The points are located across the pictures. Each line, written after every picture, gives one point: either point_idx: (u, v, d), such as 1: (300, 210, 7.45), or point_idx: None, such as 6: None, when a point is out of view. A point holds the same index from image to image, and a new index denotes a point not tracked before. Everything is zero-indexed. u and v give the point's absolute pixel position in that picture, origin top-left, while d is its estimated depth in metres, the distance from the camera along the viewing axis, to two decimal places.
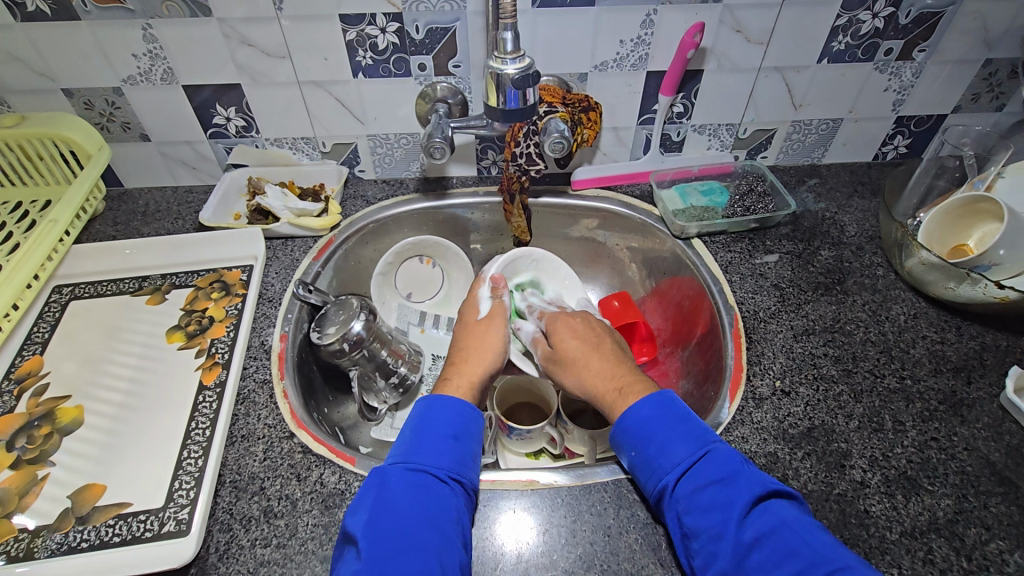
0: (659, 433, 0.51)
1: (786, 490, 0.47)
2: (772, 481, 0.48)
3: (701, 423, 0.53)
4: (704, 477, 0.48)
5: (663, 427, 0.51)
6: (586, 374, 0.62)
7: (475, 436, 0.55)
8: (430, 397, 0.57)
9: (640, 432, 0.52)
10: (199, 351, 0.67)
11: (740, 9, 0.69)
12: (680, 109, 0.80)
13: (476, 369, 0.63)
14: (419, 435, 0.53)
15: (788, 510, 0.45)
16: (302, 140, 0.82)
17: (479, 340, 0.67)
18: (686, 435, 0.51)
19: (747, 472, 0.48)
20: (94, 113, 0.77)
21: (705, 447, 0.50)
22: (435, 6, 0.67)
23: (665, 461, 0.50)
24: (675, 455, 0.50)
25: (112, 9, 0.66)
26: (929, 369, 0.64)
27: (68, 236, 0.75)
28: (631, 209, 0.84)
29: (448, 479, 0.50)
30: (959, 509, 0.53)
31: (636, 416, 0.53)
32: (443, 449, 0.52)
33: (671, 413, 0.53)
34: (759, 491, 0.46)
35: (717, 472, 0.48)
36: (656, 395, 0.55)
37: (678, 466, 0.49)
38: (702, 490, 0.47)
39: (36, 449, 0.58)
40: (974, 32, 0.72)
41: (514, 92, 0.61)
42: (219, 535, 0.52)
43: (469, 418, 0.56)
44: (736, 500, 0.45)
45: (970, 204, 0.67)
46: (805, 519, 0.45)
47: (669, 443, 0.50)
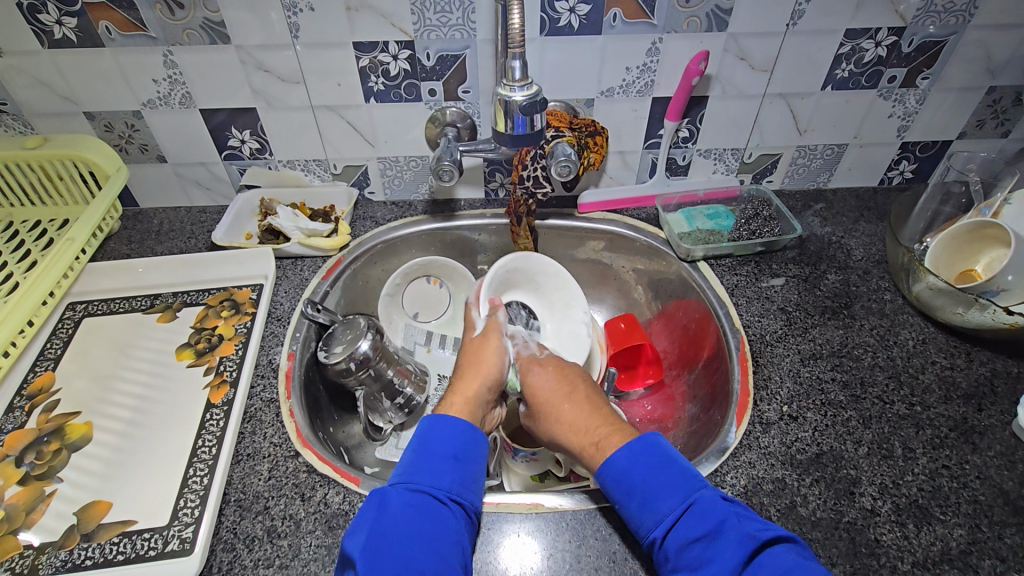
0: (641, 484, 0.50)
1: (782, 537, 0.45)
2: (765, 528, 0.46)
3: (687, 467, 0.51)
4: (690, 530, 0.47)
5: (644, 476, 0.51)
6: (561, 421, 0.61)
7: (477, 457, 0.55)
8: (432, 416, 0.57)
9: (623, 485, 0.51)
10: (208, 368, 0.67)
11: (745, 38, 0.70)
12: (686, 134, 0.81)
13: (470, 388, 0.63)
14: (420, 455, 0.53)
15: (785, 557, 0.43)
16: (314, 163, 0.84)
17: (475, 357, 0.67)
18: (668, 485, 0.50)
19: (733, 522, 0.46)
20: (113, 135, 0.80)
21: (690, 497, 0.49)
22: (446, 35, 0.69)
23: (649, 515, 0.49)
24: (658, 508, 0.49)
25: (135, 36, 0.69)
26: (939, 396, 0.63)
27: (85, 254, 0.77)
28: (636, 231, 0.85)
29: (448, 501, 0.50)
30: (973, 540, 0.52)
31: (614, 467, 0.52)
32: (445, 470, 0.52)
33: (653, 462, 0.51)
34: (749, 544, 0.45)
35: (702, 526, 0.46)
36: (637, 440, 0.54)
37: (663, 521, 0.48)
38: (689, 546, 0.46)
39: (44, 465, 0.58)
40: (977, 60, 0.73)
41: (522, 118, 0.63)
42: (222, 554, 0.52)
43: (471, 439, 0.56)
44: (723, 556, 0.44)
45: (977, 230, 0.67)
46: (805, 568, 0.43)
47: (651, 496, 0.50)
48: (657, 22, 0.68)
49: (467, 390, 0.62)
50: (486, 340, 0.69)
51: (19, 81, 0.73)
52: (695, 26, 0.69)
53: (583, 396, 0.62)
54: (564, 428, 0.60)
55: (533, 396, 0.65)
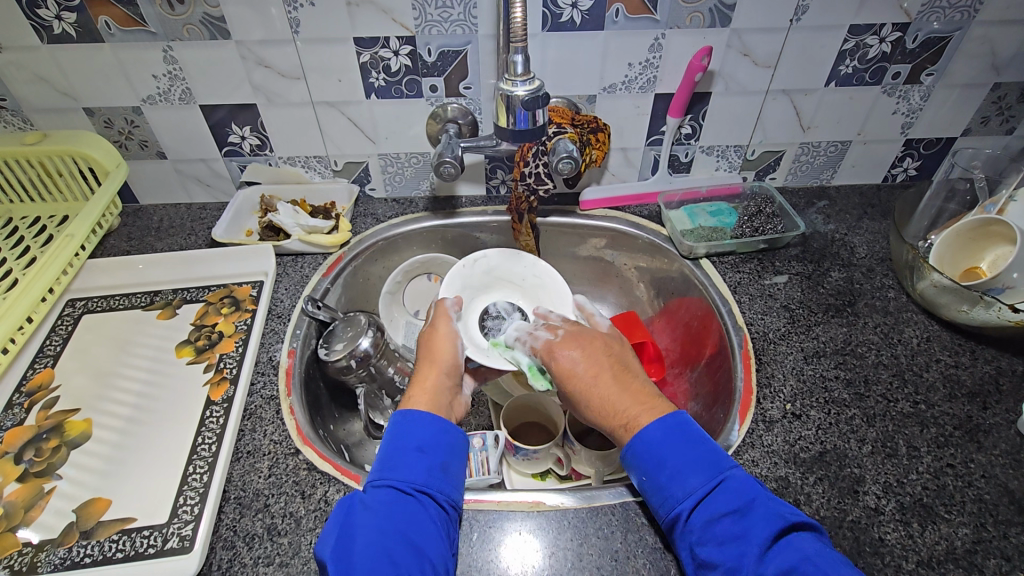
0: (671, 458, 0.50)
1: (806, 522, 0.46)
2: (791, 512, 0.46)
3: (715, 446, 0.51)
4: (719, 505, 0.47)
5: (676, 451, 0.50)
6: (591, 404, 0.57)
7: (449, 444, 0.55)
8: (402, 412, 0.56)
9: (650, 458, 0.51)
10: (207, 365, 0.67)
11: (749, 33, 0.70)
12: (688, 130, 0.81)
13: (429, 380, 0.61)
14: (388, 451, 0.53)
15: (809, 544, 0.44)
16: (314, 159, 0.84)
17: (429, 347, 0.65)
18: (701, 461, 0.49)
19: (764, 502, 0.47)
20: (113, 131, 0.79)
21: (719, 475, 0.48)
22: (447, 30, 0.69)
23: (678, 488, 0.49)
24: (688, 482, 0.48)
25: (135, 32, 0.68)
26: (943, 394, 0.62)
27: (84, 251, 0.77)
28: (638, 228, 0.85)
29: (415, 492, 0.50)
30: (978, 539, 0.51)
31: (646, 441, 0.51)
32: (411, 463, 0.51)
33: (684, 437, 0.51)
34: (780, 523, 0.45)
35: (732, 503, 0.47)
36: (671, 416, 0.53)
37: (692, 494, 0.48)
38: (719, 520, 0.46)
39: (43, 462, 0.58)
40: (982, 56, 0.72)
41: (524, 113, 0.62)
42: (222, 552, 0.51)
43: (438, 429, 0.55)
44: (753, 533, 0.44)
45: (981, 227, 0.67)
46: (828, 553, 0.44)
47: (682, 470, 0.49)
48: (660, 17, 0.68)
49: (428, 380, 0.61)
50: (434, 330, 0.67)
51: (18, 77, 0.72)
52: (698, 22, 0.68)
53: (612, 376, 0.58)
54: (596, 412, 0.57)
55: (563, 378, 0.60)
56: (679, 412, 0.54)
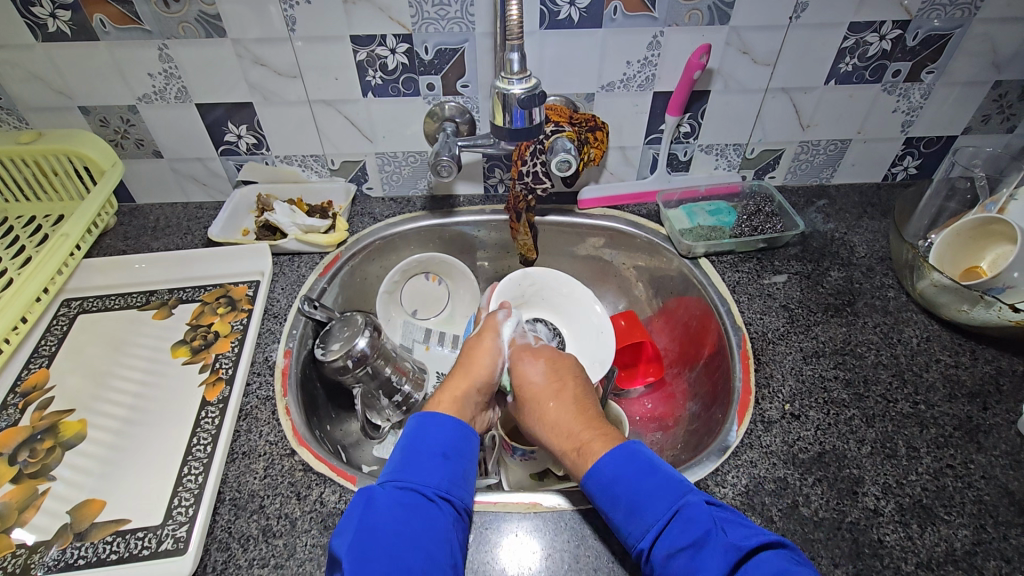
0: (624, 493, 0.49)
1: (771, 543, 0.43)
2: (764, 534, 0.45)
3: (672, 472, 0.50)
4: (676, 538, 0.45)
5: (626, 484, 0.49)
6: (543, 418, 0.61)
7: (468, 454, 0.55)
8: (423, 414, 0.57)
9: (607, 494, 0.50)
10: (203, 365, 0.67)
11: (748, 31, 0.69)
12: (687, 129, 0.80)
13: (461, 388, 0.62)
14: (409, 453, 0.53)
15: (773, 566, 0.41)
16: (311, 158, 0.83)
17: (473, 354, 0.66)
18: (652, 492, 0.48)
19: (717, 529, 0.44)
20: (109, 130, 0.79)
21: (678, 502, 0.47)
22: (444, 28, 0.68)
23: (637, 524, 0.48)
24: (646, 518, 0.47)
25: (130, 30, 0.68)
26: (943, 395, 0.62)
27: (80, 251, 0.76)
28: (637, 227, 0.84)
29: (436, 498, 0.49)
30: (978, 540, 0.51)
31: (600, 475, 0.51)
32: (434, 468, 0.51)
33: (634, 469, 0.50)
34: (737, 552, 0.43)
35: (685, 536, 0.45)
36: (624, 447, 0.52)
37: (649, 531, 0.47)
38: (676, 555, 0.44)
39: (37, 463, 0.58)
40: (983, 54, 0.72)
41: (521, 112, 0.62)
42: (216, 554, 0.51)
43: (461, 436, 0.55)
44: (706, 567, 0.42)
45: (982, 226, 0.66)
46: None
47: (637, 504, 0.48)
48: (658, 15, 0.67)
49: (457, 389, 0.62)
50: (481, 341, 0.68)
51: (13, 75, 0.72)
52: (697, 19, 0.68)
53: (571, 394, 0.62)
54: (546, 427, 0.60)
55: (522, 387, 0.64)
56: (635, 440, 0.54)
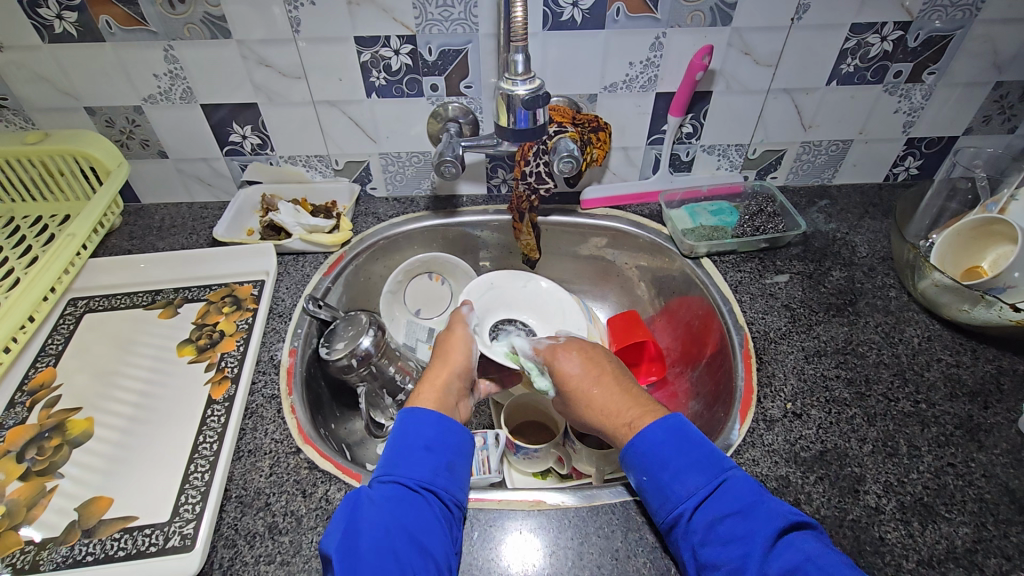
0: (672, 459, 0.50)
1: (805, 521, 0.46)
2: (792, 513, 0.46)
3: (714, 447, 0.51)
4: (722, 503, 0.47)
5: (676, 453, 0.50)
6: (591, 405, 0.60)
7: (454, 444, 0.55)
8: (406, 411, 0.57)
9: (651, 459, 0.51)
10: (209, 364, 0.67)
11: (750, 32, 0.70)
12: (689, 129, 0.81)
13: (442, 378, 0.62)
14: (395, 449, 0.53)
15: (810, 545, 0.44)
16: (315, 158, 0.84)
17: (444, 346, 0.67)
18: (700, 462, 0.50)
19: (765, 502, 0.47)
20: (114, 130, 0.80)
21: (720, 476, 0.49)
22: (448, 29, 0.69)
23: (679, 488, 0.49)
24: (688, 484, 0.48)
25: (136, 31, 0.68)
26: (944, 394, 0.62)
27: (85, 250, 0.77)
28: (639, 228, 0.85)
29: (422, 490, 0.50)
30: (978, 538, 0.51)
31: (646, 441, 0.52)
32: (419, 463, 0.52)
33: (682, 440, 0.51)
34: (782, 523, 0.45)
35: (735, 503, 0.47)
36: (669, 419, 0.53)
37: (694, 495, 0.48)
38: (720, 522, 0.46)
39: (45, 461, 0.58)
40: (984, 55, 0.72)
41: (525, 113, 0.62)
42: (223, 551, 0.51)
43: (446, 429, 0.55)
44: (757, 533, 0.44)
45: (983, 226, 0.67)
46: (829, 553, 0.43)
47: (682, 471, 0.49)
48: (661, 16, 0.68)
49: (437, 379, 0.62)
50: (451, 333, 0.69)
51: (19, 76, 0.72)
52: (699, 21, 0.68)
53: (613, 379, 0.61)
54: (594, 412, 0.60)
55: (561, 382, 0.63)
56: (677, 415, 0.55)
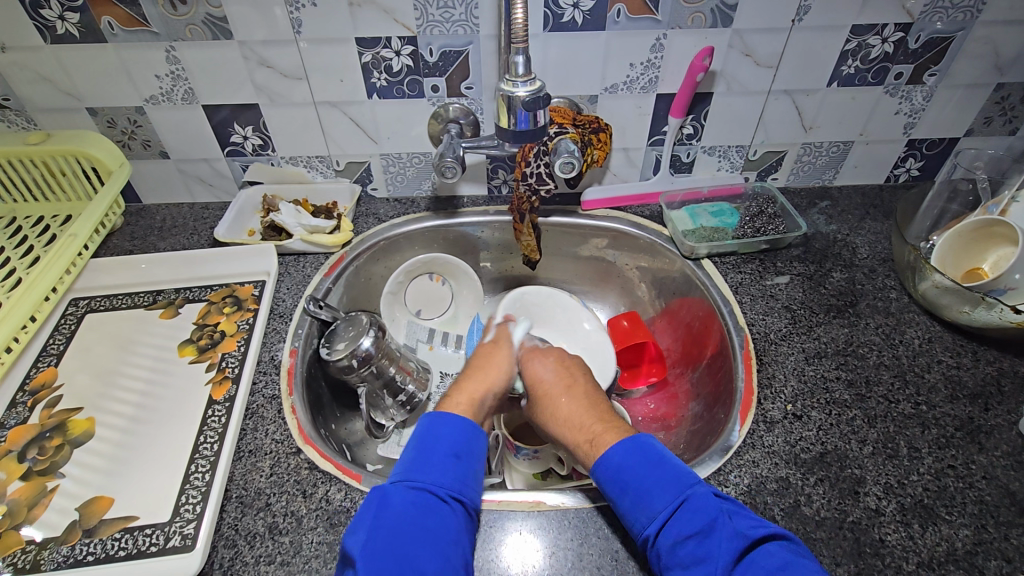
0: (635, 482, 0.50)
1: (773, 534, 0.45)
2: (757, 526, 0.46)
3: (679, 464, 0.51)
4: (686, 523, 0.46)
5: (636, 474, 0.50)
6: (557, 416, 0.61)
7: (479, 454, 0.55)
8: (434, 415, 0.57)
9: (616, 484, 0.51)
10: (210, 364, 0.67)
11: (750, 34, 0.70)
12: (690, 130, 0.81)
13: (477, 389, 0.62)
14: (420, 452, 0.53)
15: (777, 559, 0.43)
16: (317, 159, 0.84)
17: (486, 361, 0.67)
18: (659, 483, 0.49)
19: (726, 520, 0.46)
20: (116, 131, 0.80)
21: (683, 493, 0.48)
22: (449, 30, 0.69)
23: (643, 512, 0.48)
24: (652, 507, 0.48)
25: (138, 32, 0.69)
26: (945, 396, 0.62)
27: (87, 250, 0.77)
28: (640, 229, 0.85)
29: (449, 499, 0.50)
30: (978, 540, 0.51)
31: (609, 466, 0.52)
32: (447, 468, 0.52)
33: (645, 460, 0.51)
34: (743, 541, 0.44)
35: (695, 524, 0.46)
36: (632, 439, 0.53)
37: (656, 518, 0.47)
38: (683, 543, 0.45)
39: (46, 460, 0.58)
40: (985, 56, 0.72)
41: (525, 114, 0.62)
42: (224, 551, 0.52)
43: (471, 437, 0.55)
44: (716, 555, 0.44)
45: (984, 228, 0.67)
46: (798, 567, 0.42)
47: (646, 492, 0.49)
48: (662, 17, 0.68)
49: (473, 389, 0.62)
50: (495, 348, 0.70)
51: (22, 77, 0.73)
52: (700, 22, 0.68)
53: (582, 391, 0.62)
54: (558, 424, 0.60)
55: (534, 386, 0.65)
56: (642, 432, 0.54)
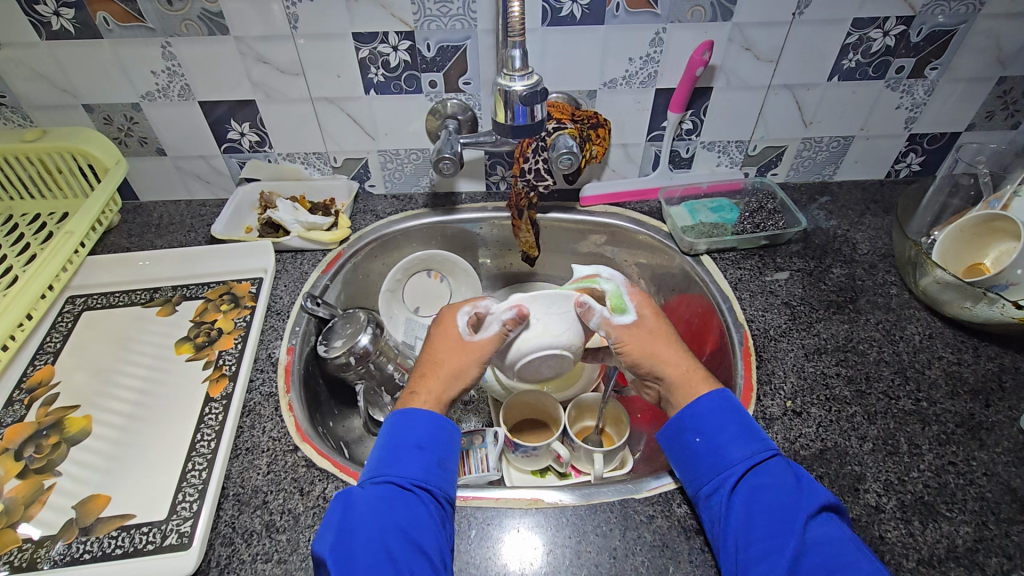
0: (727, 429, 0.53)
1: (839, 506, 0.49)
2: (828, 495, 0.50)
3: (759, 429, 0.55)
4: (768, 474, 0.50)
5: (731, 423, 0.53)
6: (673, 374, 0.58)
7: (446, 441, 0.54)
8: (398, 412, 0.55)
9: (708, 426, 0.54)
10: (207, 363, 0.67)
11: (751, 28, 0.69)
12: (689, 126, 0.80)
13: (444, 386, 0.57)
14: (385, 447, 0.53)
15: (842, 526, 0.47)
16: (314, 155, 0.83)
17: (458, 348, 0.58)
18: (754, 435, 0.53)
19: (809, 482, 0.50)
20: (113, 128, 0.79)
21: (770, 450, 0.52)
22: (446, 25, 0.68)
23: (731, 455, 0.52)
24: (745, 451, 0.52)
25: (133, 27, 0.68)
26: (945, 392, 0.62)
27: (84, 248, 0.77)
28: (639, 225, 0.84)
29: (415, 489, 0.50)
30: (979, 537, 0.51)
31: (706, 410, 0.55)
32: (409, 460, 0.51)
33: (738, 415, 0.54)
34: (820, 501, 0.48)
35: (781, 476, 0.50)
36: (726, 394, 0.56)
37: (744, 462, 0.51)
38: (764, 490, 0.49)
39: (43, 458, 0.58)
40: (987, 50, 0.72)
41: (522, 109, 0.61)
42: (220, 549, 0.51)
43: (437, 425, 0.54)
44: (799, 504, 0.48)
45: (985, 223, 0.66)
46: (856, 536, 0.47)
47: (729, 443, 0.52)
48: (661, 11, 0.67)
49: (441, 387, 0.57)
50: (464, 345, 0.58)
51: (17, 73, 0.72)
52: (699, 16, 0.68)
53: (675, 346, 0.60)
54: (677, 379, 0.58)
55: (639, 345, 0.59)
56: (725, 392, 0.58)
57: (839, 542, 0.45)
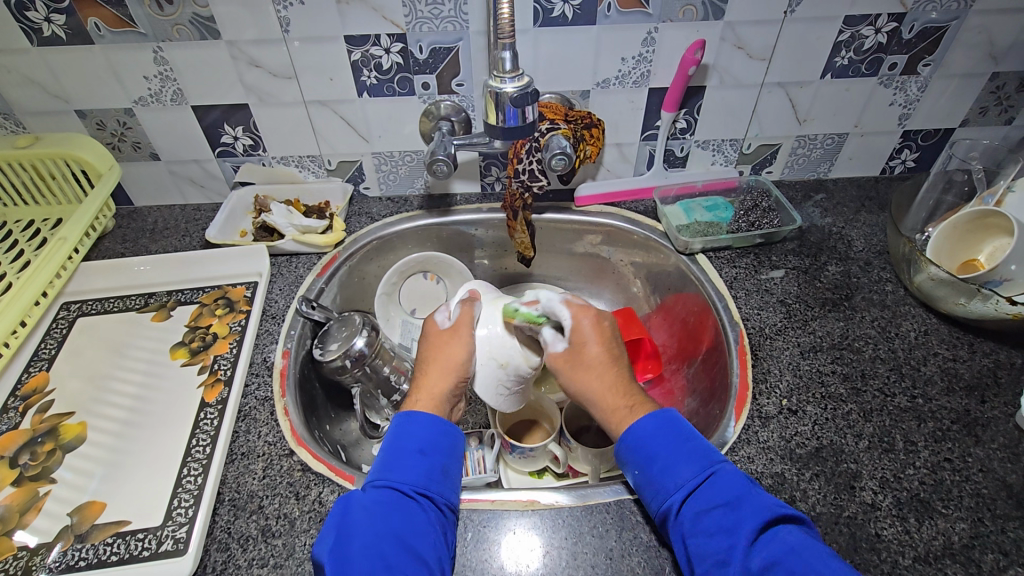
0: (661, 452, 0.52)
1: (795, 514, 0.47)
2: (780, 505, 0.47)
3: (705, 443, 0.53)
4: (713, 495, 0.48)
5: (666, 446, 0.52)
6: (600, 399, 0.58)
7: (447, 449, 0.55)
8: (404, 414, 0.57)
9: (642, 452, 0.52)
10: (202, 367, 0.67)
11: (743, 26, 0.69)
12: (683, 125, 0.80)
13: (433, 389, 0.60)
14: (388, 453, 0.53)
15: (797, 538, 0.44)
16: (308, 158, 0.83)
17: (439, 354, 0.62)
18: (689, 455, 0.51)
19: (753, 496, 0.47)
20: (106, 133, 0.79)
21: (710, 467, 0.50)
22: (438, 27, 0.68)
23: (669, 481, 0.50)
24: (679, 475, 0.50)
25: (125, 32, 0.68)
26: (941, 388, 0.62)
27: (77, 254, 0.77)
28: (634, 224, 0.84)
29: (416, 495, 0.50)
30: (974, 534, 0.51)
31: (637, 436, 0.53)
32: (411, 465, 0.52)
33: (674, 435, 0.53)
34: (766, 515, 0.46)
35: (723, 495, 0.48)
36: (661, 414, 0.55)
37: (682, 487, 0.49)
38: (709, 511, 0.47)
39: (38, 466, 0.58)
40: (980, 45, 0.72)
41: (514, 110, 0.61)
42: (216, 554, 0.51)
43: (438, 432, 0.55)
44: (742, 525, 0.45)
45: (978, 219, 0.66)
46: (816, 545, 0.44)
47: (671, 464, 0.50)
48: (653, 11, 0.67)
49: (434, 384, 0.60)
50: (455, 334, 0.63)
51: (9, 80, 0.72)
52: (691, 15, 0.68)
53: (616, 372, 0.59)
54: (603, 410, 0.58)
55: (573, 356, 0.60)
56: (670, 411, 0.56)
57: (786, 557, 0.42)
